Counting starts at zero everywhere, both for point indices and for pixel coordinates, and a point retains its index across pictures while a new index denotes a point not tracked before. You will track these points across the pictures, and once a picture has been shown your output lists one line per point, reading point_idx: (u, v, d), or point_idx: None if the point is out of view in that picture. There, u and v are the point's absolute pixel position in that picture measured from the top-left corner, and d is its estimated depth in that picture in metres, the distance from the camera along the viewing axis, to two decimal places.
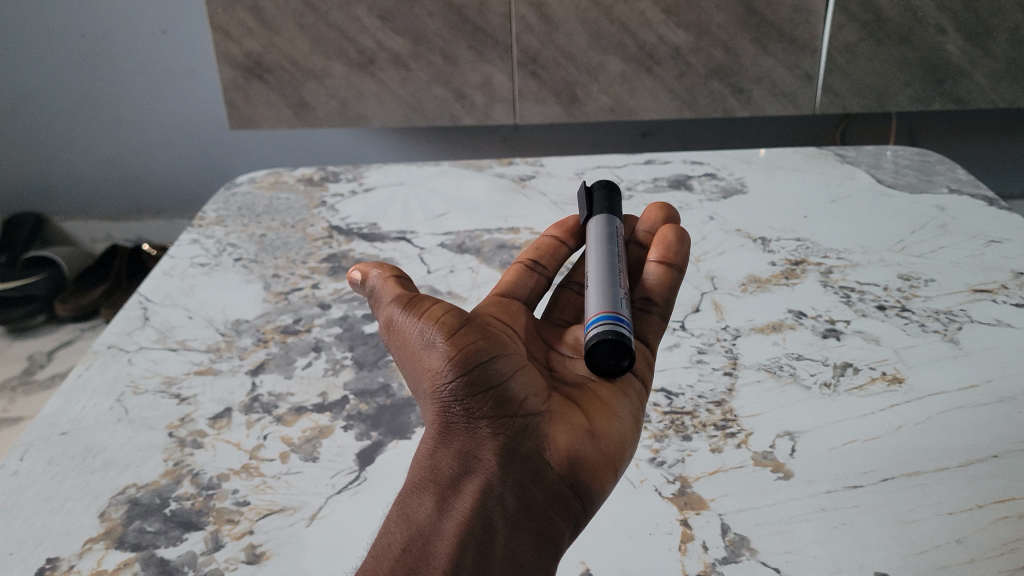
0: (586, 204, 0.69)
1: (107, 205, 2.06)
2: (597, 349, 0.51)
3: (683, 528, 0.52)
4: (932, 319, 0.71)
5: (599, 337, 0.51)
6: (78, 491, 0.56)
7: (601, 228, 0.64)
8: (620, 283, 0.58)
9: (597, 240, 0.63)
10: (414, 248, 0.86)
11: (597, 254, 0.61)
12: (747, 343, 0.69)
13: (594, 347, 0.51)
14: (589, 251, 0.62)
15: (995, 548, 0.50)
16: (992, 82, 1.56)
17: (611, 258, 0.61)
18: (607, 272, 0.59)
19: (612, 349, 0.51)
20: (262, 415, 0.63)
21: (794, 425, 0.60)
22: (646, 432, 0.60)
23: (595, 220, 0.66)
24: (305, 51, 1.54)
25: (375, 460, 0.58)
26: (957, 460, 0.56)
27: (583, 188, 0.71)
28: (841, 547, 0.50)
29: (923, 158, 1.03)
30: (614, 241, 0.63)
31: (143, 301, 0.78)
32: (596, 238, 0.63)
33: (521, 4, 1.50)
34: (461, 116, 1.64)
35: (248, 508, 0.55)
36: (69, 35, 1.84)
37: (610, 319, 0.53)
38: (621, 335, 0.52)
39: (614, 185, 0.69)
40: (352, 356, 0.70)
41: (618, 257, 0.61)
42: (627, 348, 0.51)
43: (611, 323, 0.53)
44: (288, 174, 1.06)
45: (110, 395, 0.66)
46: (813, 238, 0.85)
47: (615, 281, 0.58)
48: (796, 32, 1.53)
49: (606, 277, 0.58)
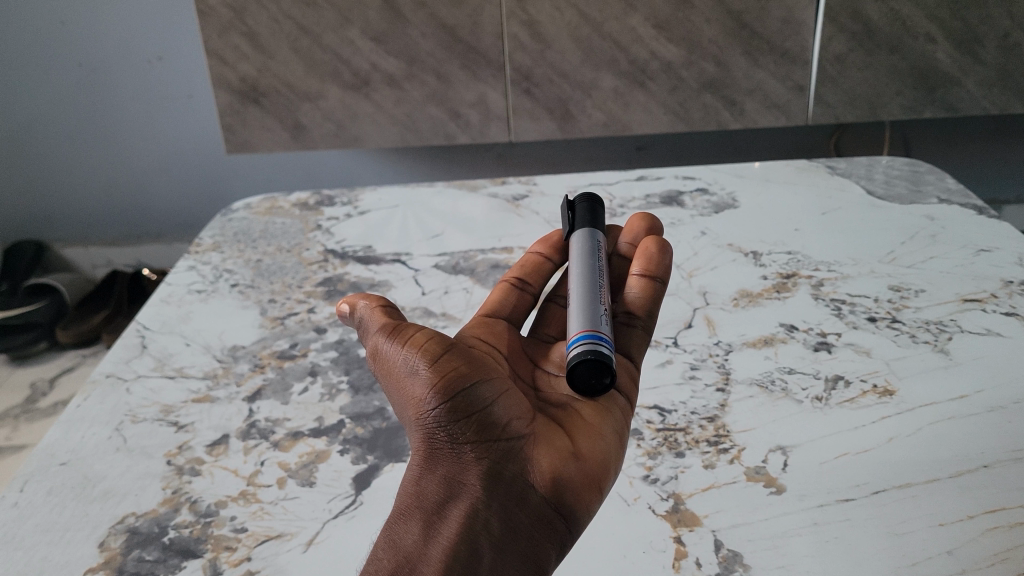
0: (568, 219, 0.69)
1: (107, 231, 2.07)
2: (577, 369, 0.52)
3: (677, 545, 0.52)
4: (922, 330, 0.71)
5: (579, 357, 0.52)
6: (78, 521, 0.57)
7: (583, 242, 0.65)
8: (602, 299, 0.59)
9: (579, 256, 0.64)
10: (409, 269, 0.87)
11: (580, 269, 0.62)
12: (739, 358, 0.70)
13: (574, 368, 0.52)
14: (572, 266, 0.63)
15: (987, 559, 0.50)
16: (983, 89, 1.57)
17: (593, 273, 0.61)
18: (589, 289, 0.59)
19: (594, 368, 0.52)
20: (259, 441, 0.64)
21: (786, 439, 0.60)
22: (639, 449, 0.61)
23: (577, 234, 0.66)
24: (300, 73, 1.56)
25: (371, 484, 0.59)
26: (948, 471, 0.57)
27: (566, 201, 0.71)
28: (833, 561, 0.50)
29: (913, 168, 1.04)
30: (596, 255, 0.64)
31: (140, 330, 0.79)
32: (578, 253, 0.64)
33: (513, 23, 1.52)
34: (456, 135, 1.65)
35: (246, 535, 0.55)
36: (67, 64, 1.86)
37: (590, 339, 0.54)
38: (602, 354, 0.53)
39: (597, 198, 0.70)
40: (348, 380, 0.71)
41: (600, 272, 0.62)
42: (607, 365, 0.52)
43: (591, 342, 0.53)
44: (283, 200, 1.07)
45: (108, 424, 0.66)
46: (804, 251, 0.85)
47: (596, 297, 0.58)
48: (786, 44, 1.54)
49: (587, 294, 0.59)
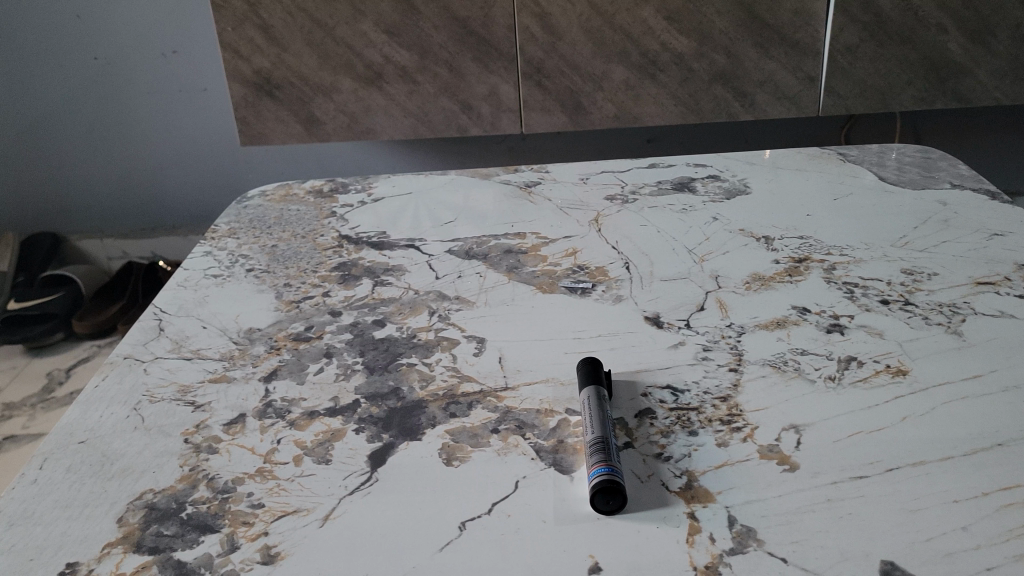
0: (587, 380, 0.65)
1: (122, 224, 2.09)
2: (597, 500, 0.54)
3: (691, 521, 0.53)
4: (935, 312, 0.71)
5: (597, 491, 0.54)
6: (97, 496, 0.57)
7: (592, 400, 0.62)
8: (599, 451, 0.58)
9: (592, 414, 0.61)
10: (423, 255, 0.88)
11: (593, 422, 0.60)
12: (752, 339, 0.70)
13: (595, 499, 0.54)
14: (588, 417, 0.61)
15: (1001, 535, 0.50)
16: (995, 80, 1.56)
17: (602, 427, 0.60)
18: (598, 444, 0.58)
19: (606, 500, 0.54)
20: (275, 420, 0.65)
21: (800, 418, 0.61)
22: (653, 429, 0.61)
23: (588, 393, 0.63)
24: (314, 66, 1.57)
25: (386, 462, 0.60)
26: (962, 448, 0.57)
27: (583, 362, 0.67)
28: (848, 536, 0.50)
29: (926, 155, 1.03)
30: (603, 413, 0.61)
31: (157, 312, 0.80)
32: (592, 414, 0.61)
33: (525, 15, 1.53)
34: (468, 127, 1.65)
35: (263, 511, 0.56)
36: (83, 58, 1.88)
37: (607, 470, 0.55)
38: (612, 488, 0.54)
39: (598, 360, 0.67)
40: (363, 361, 0.71)
41: (608, 425, 0.60)
42: (616, 500, 0.54)
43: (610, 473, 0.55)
44: (297, 187, 1.08)
45: (126, 404, 0.67)
46: (816, 236, 0.85)
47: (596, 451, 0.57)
48: (797, 35, 1.54)
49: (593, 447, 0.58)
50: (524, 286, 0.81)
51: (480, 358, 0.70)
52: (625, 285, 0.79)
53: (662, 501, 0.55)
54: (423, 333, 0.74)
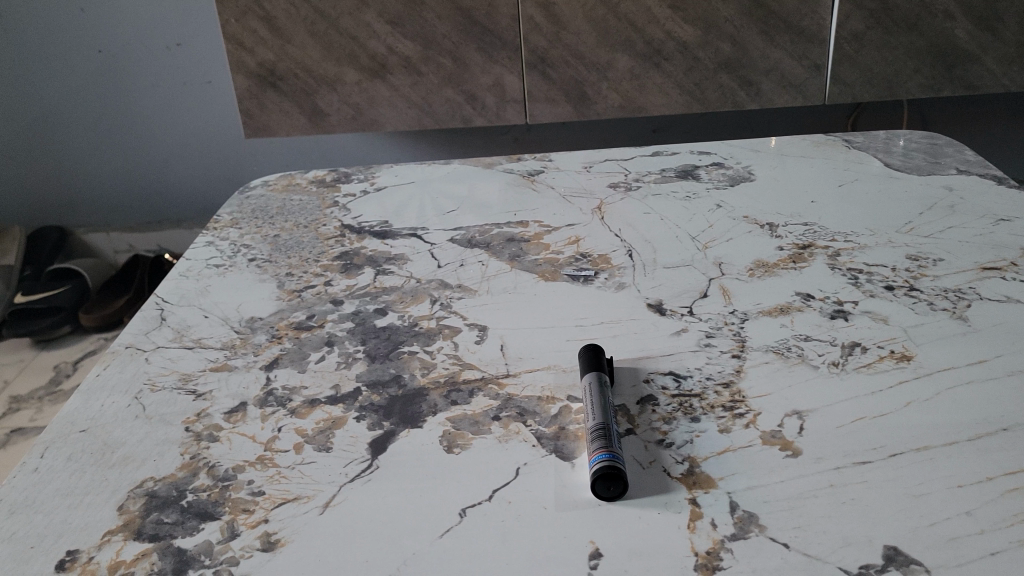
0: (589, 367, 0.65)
1: (128, 217, 2.10)
2: (597, 486, 0.54)
3: (692, 507, 0.52)
4: (940, 297, 0.71)
5: (597, 477, 0.54)
6: (97, 484, 0.57)
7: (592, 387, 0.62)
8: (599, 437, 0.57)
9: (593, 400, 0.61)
10: (426, 243, 0.88)
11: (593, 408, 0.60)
12: (756, 325, 0.69)
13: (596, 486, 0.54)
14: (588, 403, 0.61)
15: (1006, 520, 0.49)
16: (1003, 67, 1.54)
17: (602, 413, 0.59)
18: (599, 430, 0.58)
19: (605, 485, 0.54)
20: (276, 408, 0.65)
21: (804, 404, 0.60)
22: (656, 414, 0.61)
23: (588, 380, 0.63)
24: (317, 58, 1.57)
25: (386, 450, 0.59)
26: (965, 434, 0.56)
27: (585, 350, 0.66)
28: (851, 521, 0.50)
29: (932, 141, 1.02)
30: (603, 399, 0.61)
31: (159, 302, 0.80)
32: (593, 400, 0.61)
33: (529, 5, 1.52)
34: (472, 118, 1.64)
35: (263, 498, 0.56)
36: (88, 51, 1.88)
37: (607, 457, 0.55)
38: (612, 475, 0.54)
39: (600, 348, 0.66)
40: (364, 349, 0.71)
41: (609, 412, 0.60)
42: (616, 486, 0.53)
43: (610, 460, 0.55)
44: (300, 176, 1.08)
45: (127, 393, 0.67)
46: (821, 222, 0.85)
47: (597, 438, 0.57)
48: (803, 23, 1.53)
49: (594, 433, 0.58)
50: (527, 274, 0.80)
51: (482, 346, 0.70)
52: (627, 273, 0.79)
53: (664, 487, 0.54)
54: (424, 322, 0.74)
